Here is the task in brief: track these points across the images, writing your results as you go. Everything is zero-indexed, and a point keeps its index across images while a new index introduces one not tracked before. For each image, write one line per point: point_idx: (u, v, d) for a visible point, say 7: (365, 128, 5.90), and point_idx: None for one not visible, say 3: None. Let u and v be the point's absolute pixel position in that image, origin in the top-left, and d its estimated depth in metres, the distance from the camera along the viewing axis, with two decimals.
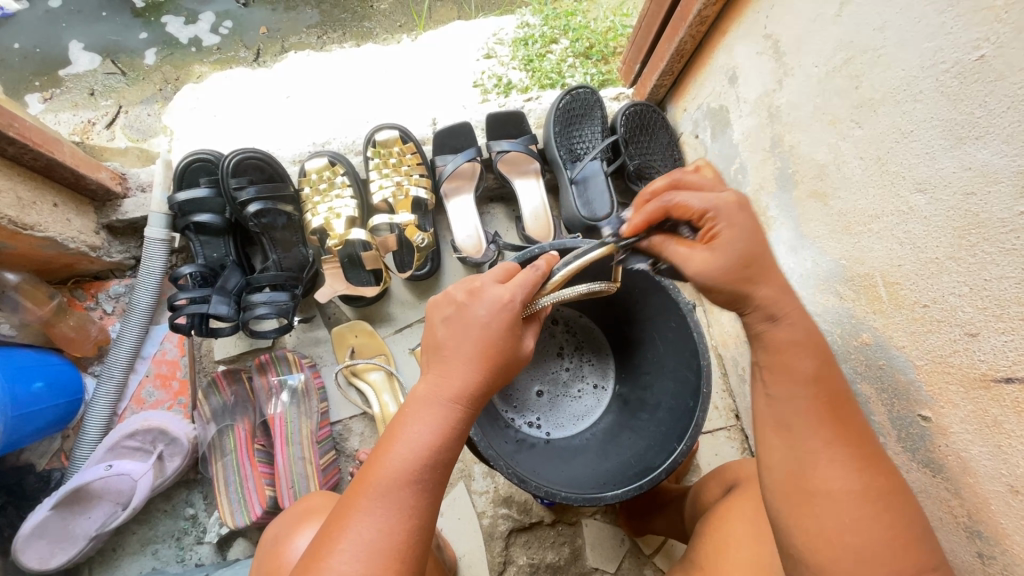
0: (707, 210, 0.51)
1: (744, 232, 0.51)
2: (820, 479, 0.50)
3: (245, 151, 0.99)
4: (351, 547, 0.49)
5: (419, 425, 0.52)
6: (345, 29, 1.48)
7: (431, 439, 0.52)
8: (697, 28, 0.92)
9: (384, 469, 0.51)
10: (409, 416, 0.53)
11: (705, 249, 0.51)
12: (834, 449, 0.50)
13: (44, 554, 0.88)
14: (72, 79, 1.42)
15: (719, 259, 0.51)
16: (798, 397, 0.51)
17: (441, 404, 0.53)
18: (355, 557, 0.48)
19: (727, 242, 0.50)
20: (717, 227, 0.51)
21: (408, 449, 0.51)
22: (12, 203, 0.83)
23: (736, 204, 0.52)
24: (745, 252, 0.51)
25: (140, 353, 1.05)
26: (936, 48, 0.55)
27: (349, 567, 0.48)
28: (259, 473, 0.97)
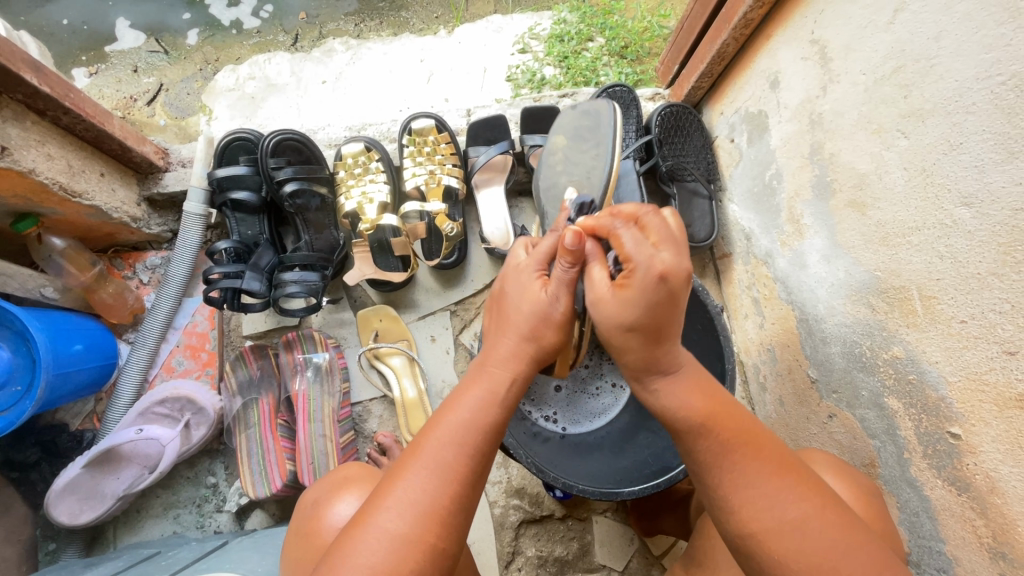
0: (631, 264, 0.51)
1: (657, 303, 0.50)
2: (754, 514, 0.50)
3: (285, 132, 1.01)
4: (399, 505, 0.52)
5: (469, 394, 0.59)
6: (382, 18, 1.49)
7: (482, 406, 0.58)
8: (740, 31, 0.91)
9: (433, 444, 0.55)
10: (458, 400, 0.58)
11: (609, 293, 0.54)
12: (748, 466, 0.51)
13: (74, 509, 0.92)
14: (116, 55, 1.46)
15: (624, 311, 0.52)
16: (731, 420, 0.53)
17: (484, 394, 0.58)
18: (400, 514, 0.51)
19: (632, 301, 0.51)
20: (630, 280, 0.51)
21: (457, 413, 0.57)
22: (63, 170, 0.86)
23: (660, 276, 0.49)
24: (641, 322, 0.52)
25: (172, 324, 1.08)
26: (994, 59, 0.54)
27: (393, 522, 0.51)
28: (280, 447, 1.00)
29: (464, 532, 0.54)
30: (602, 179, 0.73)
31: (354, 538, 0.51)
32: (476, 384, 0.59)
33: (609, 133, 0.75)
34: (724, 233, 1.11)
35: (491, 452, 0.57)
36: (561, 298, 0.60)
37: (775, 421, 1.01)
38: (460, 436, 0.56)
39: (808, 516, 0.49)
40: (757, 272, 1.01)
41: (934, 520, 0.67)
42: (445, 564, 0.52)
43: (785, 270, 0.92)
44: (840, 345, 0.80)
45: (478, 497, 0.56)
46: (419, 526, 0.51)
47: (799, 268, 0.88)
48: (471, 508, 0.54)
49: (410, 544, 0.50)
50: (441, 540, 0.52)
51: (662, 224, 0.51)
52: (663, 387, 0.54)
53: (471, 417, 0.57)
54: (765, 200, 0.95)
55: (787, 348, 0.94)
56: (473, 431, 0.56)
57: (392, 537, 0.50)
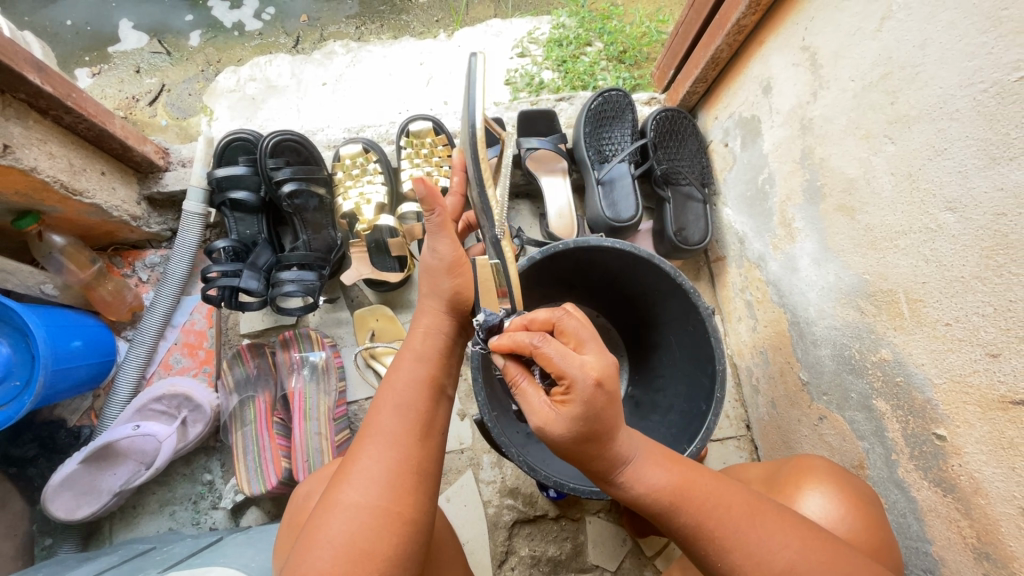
0: (565, 380, 0.50)
1: (599, 410, 0.50)
2: (749, 571, 0.50)
3: (284, 133, 1.02)
4: (360, 477, 0.53)
5: (403, 359, 0.63)
6: (382, 21, 1.50)
7: (413, 366, 0.62)
8: (734, 37, 0.93)
9: (379, 411, 0.59)
10: (395, 368, 0.63)
11: (551, 413, 0.52)
12: (727, 523, 0.52)
13: (71, 505, 0.92)
14: (119, 56, 1.47)
15: (573, 426, 0.50)
16: (702, 492, 0.54)
17: (412, 357, 0.63)
18: (363, 485, 0.53)
19: (578, 415, 0.50)
20: (566, 398, 0.50)
21: (393, 381, 0.62)
22: (64, 169, 0.87)
23: (596, 381, 0.49)
24: (589, 430, 0.51)
25: (170, 322, 1.09)
26: (977, 67, 0.55)
27: (358, 493, 0.52)
28: (276, 445, 1.00)
29: (427, 496, 0.55)
30: (471, 132, 0.56)
31: (324, 517, 0.51)
32: (404, 351, 0.64)
33: (469, 79, 0.57)
34: (718, 236, 1.12)
35: (433, 409, 0.61)
36: (439, 246, 0.61)
37: (767, 423, 1.02)
38: (401, 399, 0.59)
39: (794, 560, 0.49)
40: (750, 275, 1.02)
41: (921, 521, 0.68)
42: (415, 530, 0.53)
43: (777, 273, 0.93)
44: (830, 348, 0.81)
45: (432, 456, 0.58)
46: (383, 492, 0.53)
47: (791, 271, 0.89)
48: (427, 468, 0.57)
49: (377, 510, 0.51)
50: (401, 505, 0.53)
51: (576, 326, 0.53)
52: (627, 475, 0.55)
53: (407, 379, 0.61)
54: (758, 204, 0.96)
55: (779, 351, 0.95)
56: (411, 391, 0.60)
57: (359, 510, 0.51)
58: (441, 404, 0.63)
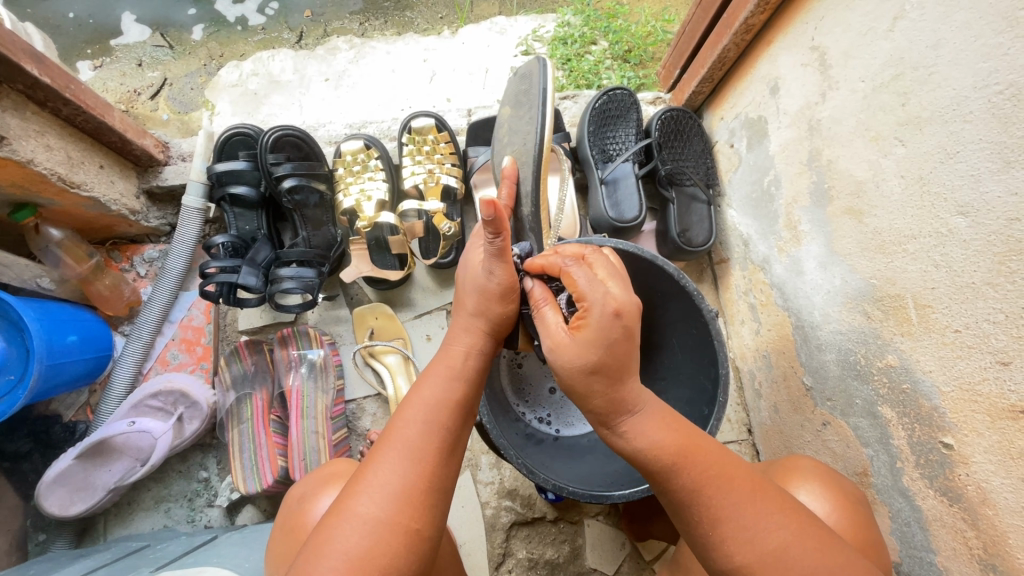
0: (584, 303, 0.51)
1: (613, 341, 0.50)
2: (736, 548, 0.50)
3: (284, 128, 1.01)
4: (373, 488, 0.52)
5: (434, 371, 0.60)
6: (386, 17, 1.49)
7: (445, 383, 0.59)
8: (742, 36, 0.91)
9: (401, 425, 0.56)
10: (424, 379, 0.60)
11: (565, 335, 0.52)
12: (726, 494, 0.51)
13: (65, 500, 0.92)
14: (121, 49, 1.46)
15: (585, 354, 0.51)
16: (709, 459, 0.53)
17: (446, 373, 0.60)
18: (375, 498, 0.52)
19: (590, 342, 0.50)
20: (585, 321, 0.51)
21: (421, 398, 0.58)
22: (62, 161, 0.86)
23: (615, 312, 0.50)
24: (601, 361, 0.51)
25: (168, 318, 1.08)
26: (992, 68, 0.54)
27: (369, 506, 0.51)
28: (273, 443, 0.99)
29: (441, 512, 0.54)
30: (536, 141, 0.67)
31: (331, 528, 0.51)
32: (437, 364, 0.61)
33: (541, 84, 0.70)
34: (722, 238, 1.11)
35: (461, 430, 0.58)
36: (495, 270, 0.58)
37: (769, 428, 1.01)
38: (429, 418, 0.56)
39: (789, 543, 0.49)
40: (755, 278, 1.01)
41: (925, 531, 0.67)
42: (426, 546, 0.52)
43: (782, 276, 0.92)
44: (836, 353, 0.79)
45: (452, 477, 0.56)
46: (397, 507, 0.51)
47: (796, 275, 0.88)
48: (445, 488, 0.55)
49: (389, 526, 0.50)
50: (415, 522, 0.52)
51: (607, 263, 0.54)
52: (630, 424, 0.53)
53: (437, 397, 0.58)
54: (763, 206, 0.95)
55: (783, 354, 0.94)
56: (440, 409, 0.58)
57: (369, 521, 0.50)
58: (467, 425, 0.60)
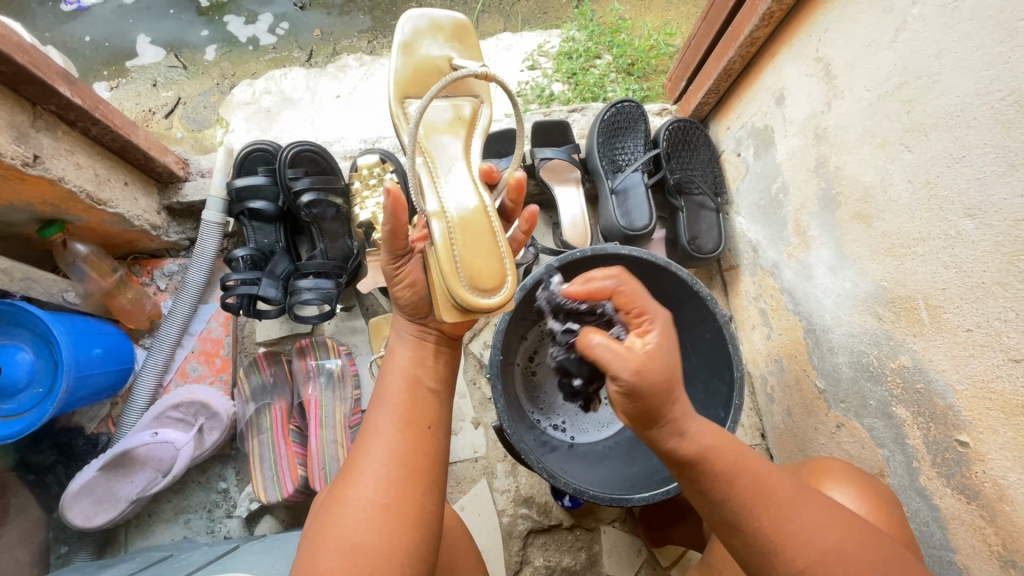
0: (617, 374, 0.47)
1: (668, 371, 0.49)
2: (796, 553, 0.49)
3: (302, 144, 1.04)
4: (358, 476, 0.57)
5: (390, 361, 0.66)
6: (394, 35, 1.53)
7: (398, 369, 0.64)
8: (747, 48, 0.94)
9: (373, 415, 0.62)
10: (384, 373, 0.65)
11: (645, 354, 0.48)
12: (776, 503, 0.50)
13: (89, 512, 0.93)
14: (137, 70, 1.50)
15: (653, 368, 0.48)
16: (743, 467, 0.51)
17: (399, 361, 0.65)
18: (360, 483, 0.56)
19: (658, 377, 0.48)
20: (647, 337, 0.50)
21: (383, 385, 0.64)
22: (90, 179, 0.88)
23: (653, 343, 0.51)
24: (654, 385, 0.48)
25: (187, 330, 1.10)
26: (993, 76, 0.56)
27: (356, 491, 0.56)
28: (292, 452, 1.00)
29: (418, 486, 0.57)
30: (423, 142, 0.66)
31: (328, 518, 0.55)
32: (391, 357, 0.66)
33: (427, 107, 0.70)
34: (730, 245, 1.13)
35: (423, 405, 0.62)
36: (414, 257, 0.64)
37: (782, 431, 1.02)
38: (384, 399, 0.62)
39: (841, 539, 0.50)
40: (765, 283, 1.02)
41: (944, 529, 0.68)
42: (412, 519, 0.55)
43: (792, 281, 0.94)
44: (848, 355, 0.81)
45: (427, 450, 0.60)
46: (372, 484, 0.56)
47: (805, 279, 0.89)
48: (418, 461, 0.58)
49: (372, 505, 0.55)
50: (394, 498, 0.55)
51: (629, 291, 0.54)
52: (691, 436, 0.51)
53: (396, 384, 0.63)
54: (771, 213, 0.97)
55: (794, 358, 0.95)
56: (401, 392, 0.62)
57: (358, 506, 0.55)
58: (433, 399, 0.64)
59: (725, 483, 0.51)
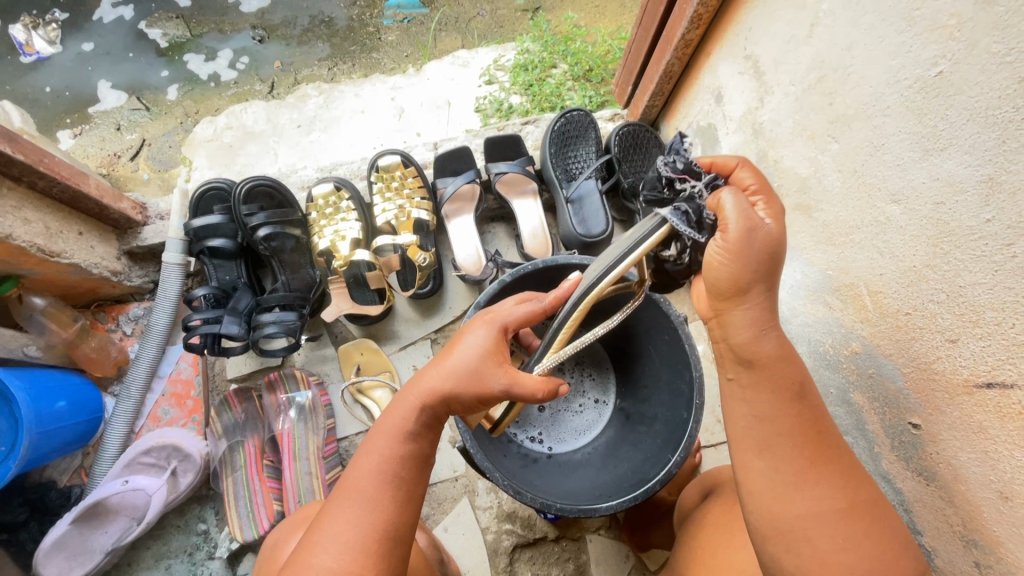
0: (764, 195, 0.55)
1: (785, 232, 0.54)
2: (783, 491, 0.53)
3: (256, 179, 1.04)
4: (331, 543, 0.54)
5: (384, 425, 0.59)
6: (354, 61, 1.55)
7: (393, 440, 0.58)
8: (682, 51, 0.95)
9: (355, 480, 0.57)
10: (374, 439, 0.59)
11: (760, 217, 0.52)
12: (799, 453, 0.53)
13: (63, 566, 0.91)
14: (100, 115, 1.51)
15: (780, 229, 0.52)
16: (781, 418, 0.54)
17: (392, 430, 0.59)
18: (333, 553, 0.53)
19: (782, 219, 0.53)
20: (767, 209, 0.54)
21: (375, 452, 0.58)
22: (40, 233, 0.88)
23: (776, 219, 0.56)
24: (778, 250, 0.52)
25: (156, 373, 1.10)
26: (899, 65, 0.57)
27: (327, 560, 0.53)
28: (267, 488, 1.00)
29: (395, 564, 0.55)
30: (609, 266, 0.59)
31: None
32: (384, 421, 0.60)
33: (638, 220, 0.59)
34: None
35: (413, 479, 0.59)
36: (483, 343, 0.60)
37: None
38: (380, 469, 0.57)
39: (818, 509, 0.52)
40: None
41: (910, 512, 0.67)
42: None
43: None
44: (807, 345, 0.81)
45: (407, 521, 0.57)
46: (348, 560, 0.53)
47: None
48: (401, 538, 0.56)
49: None
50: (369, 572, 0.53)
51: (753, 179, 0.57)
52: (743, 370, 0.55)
53: (387, 454, 0.58)
54: None
55: None
56: (392, 464, 0.58)
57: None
58: (425, 473, 0.60)
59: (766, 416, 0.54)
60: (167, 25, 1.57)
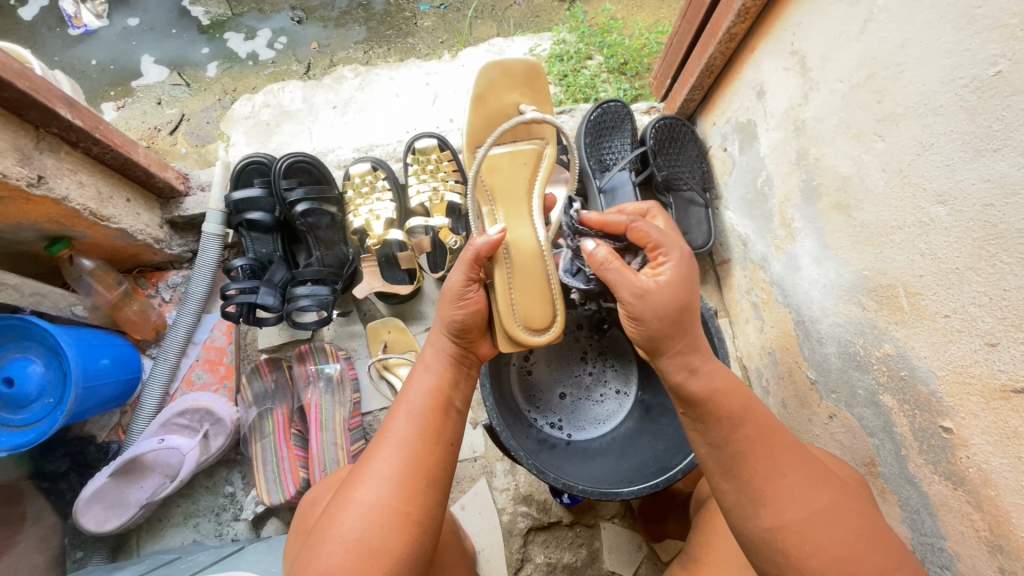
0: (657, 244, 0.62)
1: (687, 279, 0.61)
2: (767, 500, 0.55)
3: (296, 155, 1.07)
4: (371, 477, 0.58)
5: (420, 375, 0.67)
6: (389, 45, 1.56)
7: (426, 381, 0.66)
8: (726, 45, 0.95)
9: (393, 422, 0.63)
10: (411, 387, 0.66)
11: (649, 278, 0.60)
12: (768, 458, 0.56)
13: (100, 517, 0.96)
14: (142, 89, 1.55)
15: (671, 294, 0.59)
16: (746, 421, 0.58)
17: (426, 376, 0.67)
18: (373, 486, 0.57)
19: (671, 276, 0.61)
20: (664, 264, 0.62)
21: (410, 398, 0.65)
22: (92, 197, 0.92)
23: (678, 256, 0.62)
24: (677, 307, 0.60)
25: (192, 339, 1.13)
26: (955, 64, 0.57)
27: (367, 492, 0.57)
28: (294, 455, 1.03)
29: (430, 501, 0.59)
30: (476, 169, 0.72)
31: (335, 514, 0.57)
32: (420, 371, 0.68)
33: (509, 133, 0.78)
34: (721, 239, 1.13)
35: (445, 425, 0.63)
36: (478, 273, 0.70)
37: None
38: (414, 408, 0.63)
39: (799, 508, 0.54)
40: (755, 276, 1.03)
41: (934, 516, 0.67)
42: (418, 528, 0.57)
43: (780, 274, 0.94)
44: (836, 345, 0.81)
45: (441, 464, 0.61)
46: (387, 491, 0.57)
47: (792, 270, 0.90)
48: (436, 479, 0.60)
49: (380, 506, 0.56)
50: (407, 504, 0.57)
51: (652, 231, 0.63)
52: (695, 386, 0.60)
53: (422, 398, 0.64)
54: (757, 206, 0.97)
55: (786, 350, 0.95)
56: (426, 406, 0.63)
57: (366, 506, 0.56)
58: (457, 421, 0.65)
59: (727, 426, 0.58)
60: (210, 3, 1.60)
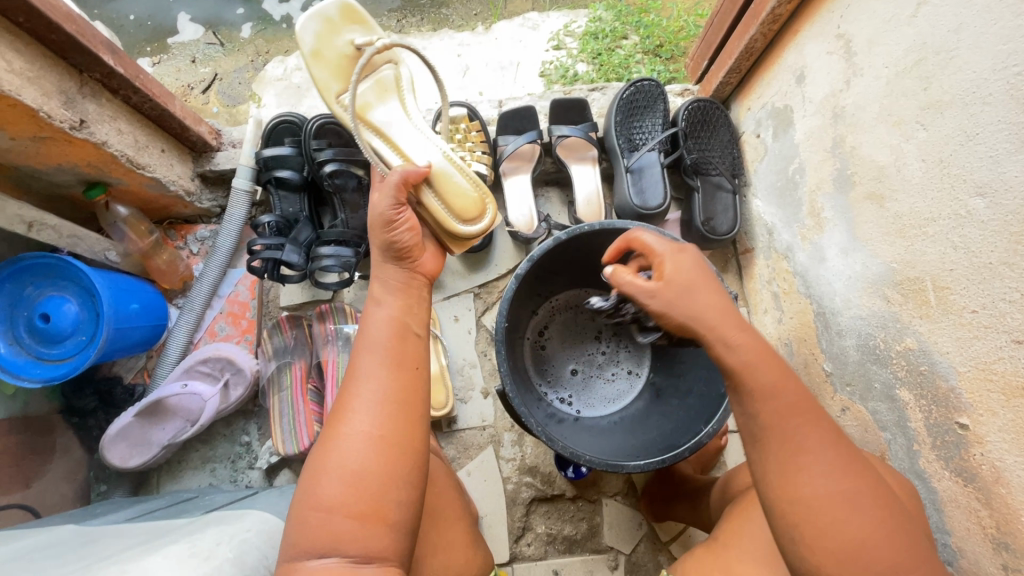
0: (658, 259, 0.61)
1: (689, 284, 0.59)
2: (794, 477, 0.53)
3: (327, 116, 1.07)
4: (353, 409, 0.60)
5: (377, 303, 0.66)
6: (423, 14, 1.54)
7: (386, 309, 0.66)
8: (769, 26, 0.93)
9: (364, 353, 0.63)
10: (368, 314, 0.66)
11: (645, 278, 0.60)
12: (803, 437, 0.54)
13: (124, 453, 1.01)
14: (177, 46, 1.57)
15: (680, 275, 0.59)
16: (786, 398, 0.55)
17: (384, 305, 0.66)
18: (357, 418, 0.59)
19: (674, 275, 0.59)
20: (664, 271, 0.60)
21: (370, 328, 0.64)
22: (130, 144, 0.94)
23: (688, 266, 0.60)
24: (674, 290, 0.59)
25: (216, 292, 1.16)
26: (1011, 50, 0.55)
27: (353, 425, 0.59)
28: (309, 410, 1.07)
29: (414, 422, 0.61)
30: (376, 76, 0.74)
31: (327, 449, 0.59)
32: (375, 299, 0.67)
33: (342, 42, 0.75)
34: (746, 228, 1.12)
35: (414, 348, 0.65)
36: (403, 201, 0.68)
37: None
38: (375, 340, 0.63)
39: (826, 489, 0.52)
40: (778, 266, 1.01)
41: (941, 512, 0.67)
42: (410, 449, 0.60)
43: (805, 264, 0.93)
44: (856, 338, 0.80)
45: (417, 384, 0.64)
46: (371, 420, 0.59)
47: (818, 261, 0.88)
48: (414, 401, 0.62)
49: (367, 436, 0.58)
50: (393, 429, 0.59)
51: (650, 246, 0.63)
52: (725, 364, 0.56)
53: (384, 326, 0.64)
54: (787, 194, 0.96)
55: (803, 342, 0.94)
56: (390, 333, 0.64)
57: (356, 438, 0.58)
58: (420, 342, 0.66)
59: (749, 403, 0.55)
60: None
